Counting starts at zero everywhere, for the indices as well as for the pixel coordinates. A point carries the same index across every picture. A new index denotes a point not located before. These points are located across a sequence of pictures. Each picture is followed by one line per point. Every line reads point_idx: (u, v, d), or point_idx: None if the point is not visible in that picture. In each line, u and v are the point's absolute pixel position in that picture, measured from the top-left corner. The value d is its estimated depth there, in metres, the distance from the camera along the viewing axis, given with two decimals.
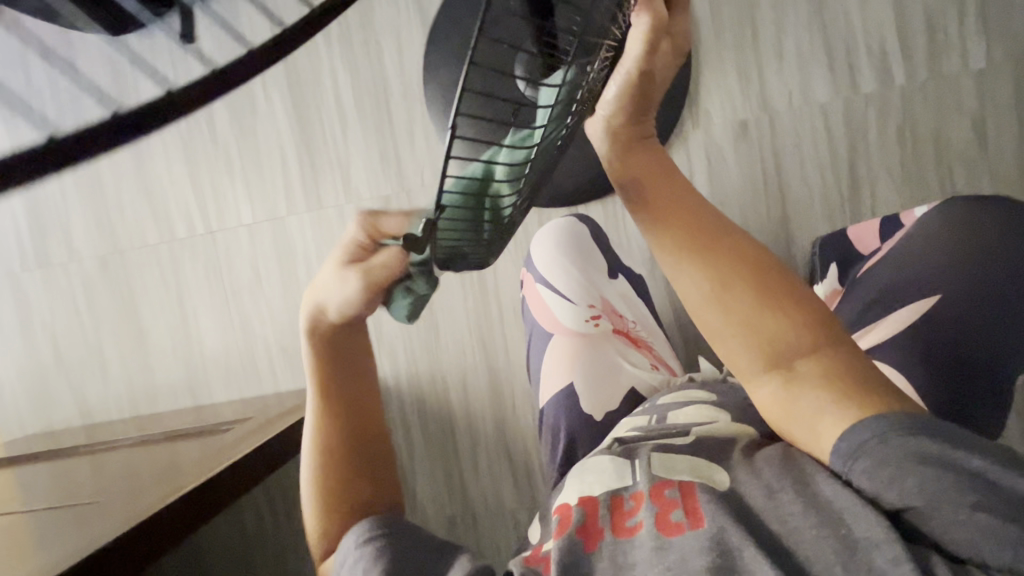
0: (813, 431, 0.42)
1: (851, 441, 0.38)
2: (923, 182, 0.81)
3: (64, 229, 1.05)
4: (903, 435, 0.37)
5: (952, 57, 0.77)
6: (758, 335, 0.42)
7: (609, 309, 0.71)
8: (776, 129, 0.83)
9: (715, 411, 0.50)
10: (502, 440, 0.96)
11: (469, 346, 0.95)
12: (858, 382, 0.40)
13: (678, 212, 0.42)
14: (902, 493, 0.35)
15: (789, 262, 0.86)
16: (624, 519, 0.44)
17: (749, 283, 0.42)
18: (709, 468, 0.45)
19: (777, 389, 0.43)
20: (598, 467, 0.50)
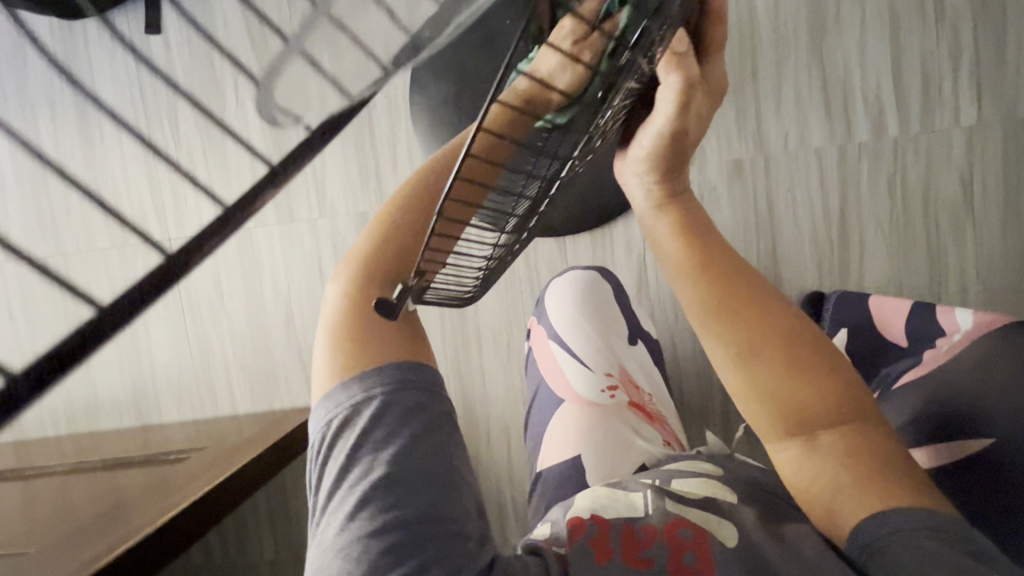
0: (832, 510, 0.38)
1: (864, 531, 0.35)
2: (911, 233, 0.81)
3: None
4: (922, 531, 0.34)
5: (944, 111, 0.77)
6: (784, 400, 0.39)
7: (626, 378, 0.70)
8: (770, 169, 0.81)
9: (724, 489, 0.47)
10: (474, 475, 0.92)
11: (444, 374, 0.90)
12: (882, 464, 0.37)
13: (713, 266, 0.42)
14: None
15: None
16: (636, 546, 0.39)
17: (772, 345, 0.39)
18: (722, 524, 0.42)
19: (795, 462, 0.39)
20: (608, 495, 0.46)
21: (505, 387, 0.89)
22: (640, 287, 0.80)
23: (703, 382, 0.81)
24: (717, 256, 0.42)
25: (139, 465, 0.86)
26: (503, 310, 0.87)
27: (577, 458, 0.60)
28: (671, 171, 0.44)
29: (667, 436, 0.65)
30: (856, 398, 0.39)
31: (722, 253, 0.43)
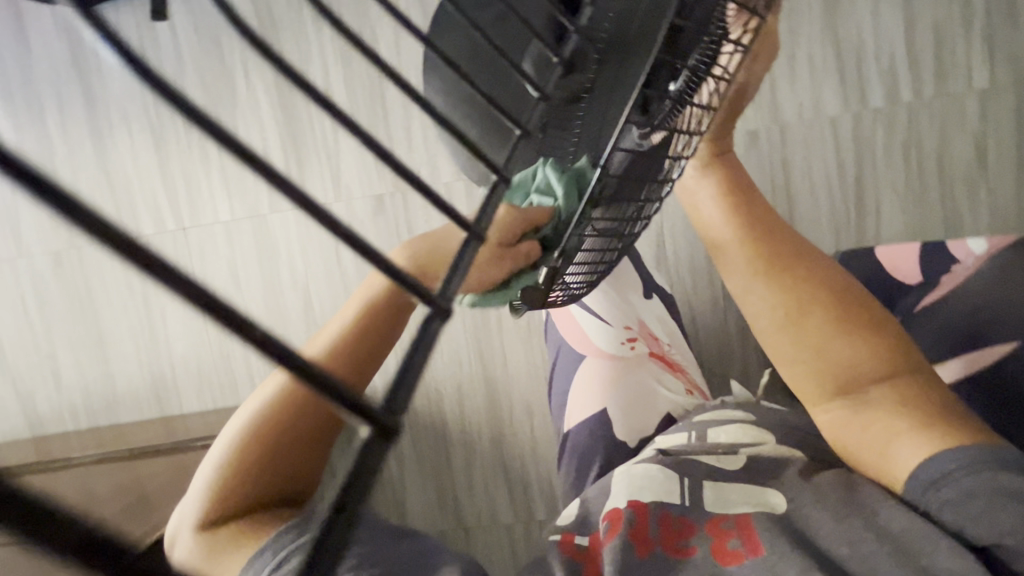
0: (886, 456, 0.37)
1: (928, 468, 0.34)
2: (926, 197, 0.81)
3: (14, 222, 0.95)
4: (990, 466, 0.32)
5: (958, 75, 0.78)
6: (828, 357, 0.40)
7: (644, 330, 0.63)
8: (785, 139, 0.82)
9: (763, 434, 0.47)
10: (498, 453, 0.92)
11: (465, 354, 0.90)
12: (939, 410, 0.37)
13: (755, 229, 0.43)
14: (991, 526, 0.31)
15: None
16: (677, 536, 0.38)
17: (825, 303, 0.41)
18: (767, 496, 0.39)
19: (846, 414, 0.40)
20: (645, 474, 0.44)
21: (526, 364, 0.89)
22: (660, 259, 0.81)
23: (725, 352, 0.81)
24: (758, 219, 0.44)
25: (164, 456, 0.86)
26: None
27: (604, 412, 0.57)
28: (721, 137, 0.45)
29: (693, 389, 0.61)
30: (904, 353, 0.40)
31: (768, 220, 0.44)
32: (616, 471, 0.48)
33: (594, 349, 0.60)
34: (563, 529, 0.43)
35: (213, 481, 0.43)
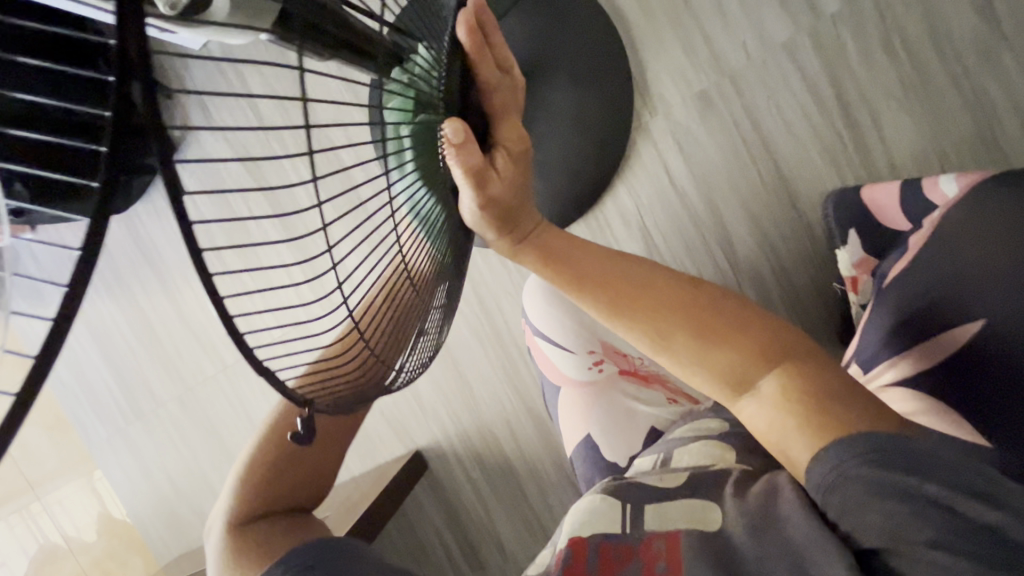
0: (789, 455, 0.44)
1: (819, 468, 0.40)
2: (933, 88, 0.69)
3: (145, 383, 1.19)
4: (859, 465, 0.39)
5: None
6: (712, 369, 0.46)
7: (609, 349, 0.76)
8: (741, 88, 0.74)
9: (710, 453, 0.58)
10: (564, 474, 0.96)
11: (503, 393, 0.95)
12: (813, 394, 0.43)
13: (615, 282, 0.49)
14: (866, 526, 0.38)
15: (803, 225, 0.77)
16: (612, 568, 0.48)
17: (693, 320, 0.47)
18: (705, 511, 0.50)
19: (747, 408, 0.46)
20: (591, 510, 0.54)
21: None
22: None
23: None
24: (599, 283, 0.49)
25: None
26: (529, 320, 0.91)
27: (591, 437, 0.70)
28: (513, 227, 0.48)
29: (670, 394, 0.74)
30: (777, 343, 0.46)
31: (631, 267, 0.50)
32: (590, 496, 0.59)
33: (569, 381, 0.73)
34: (546, 556, 0.56)
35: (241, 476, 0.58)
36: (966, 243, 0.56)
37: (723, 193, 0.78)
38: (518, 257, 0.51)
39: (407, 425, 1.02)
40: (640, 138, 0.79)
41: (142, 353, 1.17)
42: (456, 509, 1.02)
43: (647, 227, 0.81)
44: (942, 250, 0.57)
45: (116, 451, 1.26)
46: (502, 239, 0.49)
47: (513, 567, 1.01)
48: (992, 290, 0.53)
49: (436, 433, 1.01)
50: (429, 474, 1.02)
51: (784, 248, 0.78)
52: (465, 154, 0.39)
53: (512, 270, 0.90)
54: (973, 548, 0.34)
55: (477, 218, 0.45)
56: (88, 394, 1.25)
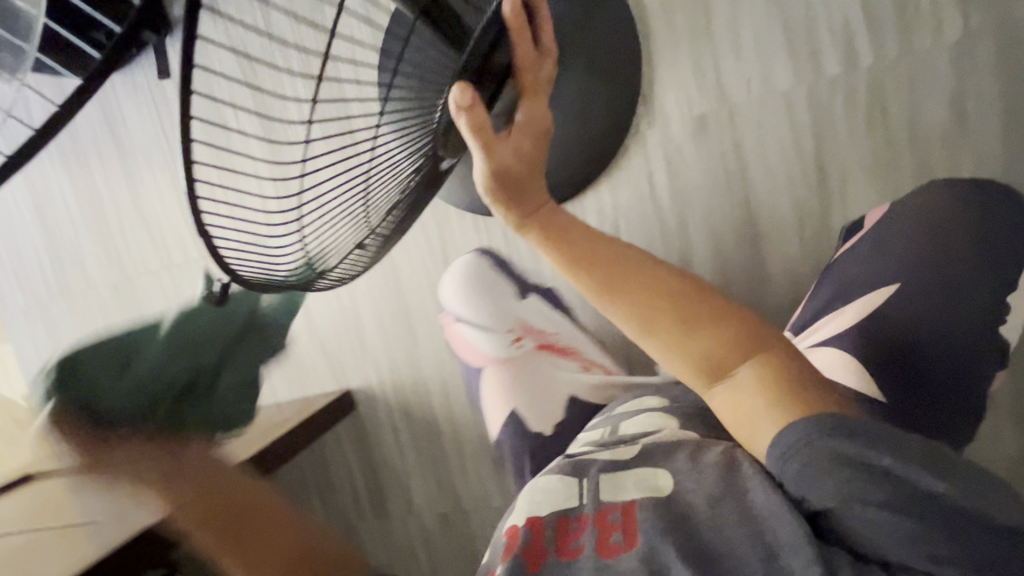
0: (752, 432, 0.46)
1: (791, 435, 0.41)
2: (897, 168, 0.76)
3: (79, 261, 1.14)
4: (824, 436, 0.40)
5: (924, 31, 0.71)
6: (692, 353, 0.47)
7: (528, 327, 0.79)
8: (736, 122, 0.79)
9: (658, 424, 0.60)
10: (485, 442, 0.99)
11: (446, 353, 0.98)
12: (777, 380, 0.45)
13: (600, 258, 0.50)
14: (831, 493, 0.39)
15: (758, 262, 0.83)
16: (569, 540, 0.47)
17: (673, 307, 0.47)
18: (656, 476, 0.50)
19: (719, 395, 0.47)
20: (547, 487, 0.53)
21: None
22: None
23: None
24: (589, 264, 0.49)
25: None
26: None
27: (514, 412, 0.74)
28: (518, 199, 0.50)
29: (585, 359, 0.80)
30: (759, 332, 0.47)
31: (623, 250, 0.51)
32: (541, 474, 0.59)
33: (490, 360, 0.77)
34: (495, 537, 0.54)
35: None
36: (920, 251, 0.61)
37: (695, 214, 0.82)
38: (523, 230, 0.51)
39: (345, 364, 1.03)
40: (634, 144, 0.83)
41: (84, 229, 1.12)
42: (373, 456, 1.04)
43: (620, 229, 0.85)
44: (900, 243, 0.63)
45: (31, 325, 1.21)
46: (508, 211, 0.50)
47: (414, 519, 1.04)
48: (925, 292, 0.58)
49: (371, 377, 1.02)
50: (355, 416, 1.04)
51: (736, 279, 0.83)
52: (472, 114, 0.42)
53: (484, 238, 0.92)
54: (924, 514, 0.36)
55: (484, 184, 0.48)
56: (14, 259, 1.18)
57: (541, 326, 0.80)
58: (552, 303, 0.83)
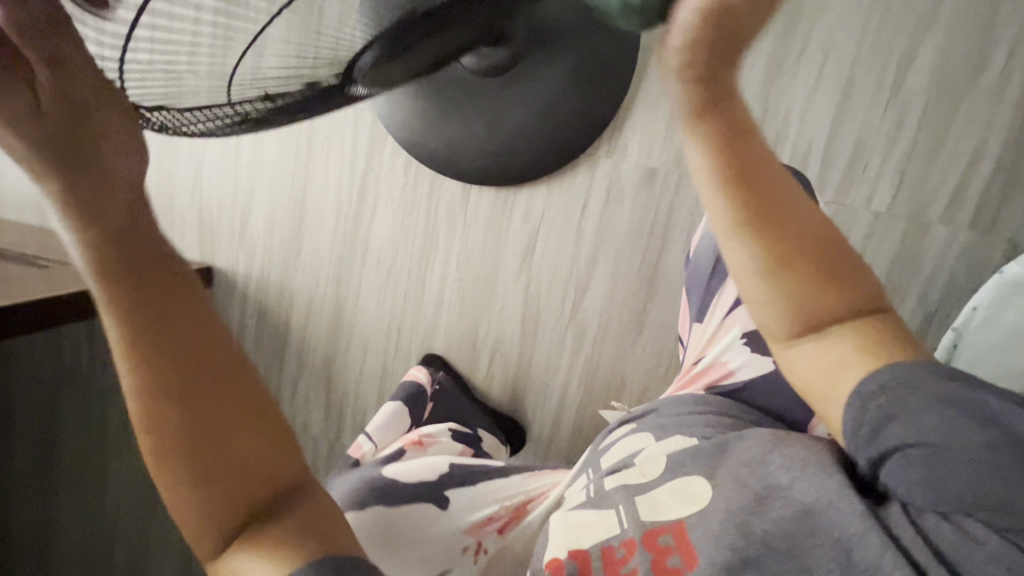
0: (833, 380, 0.41)
1: (869, 382, 0.38)
2: None
3: None
4: (904, 384, 0.37)
5: (860, 190, 0.77)
6: (797, 285, 0.41)
7: (475, 525, 0.56)
8: (680, 187, 0.81)
9: (635, 441, 0.52)
10: (326, 373, 0.97)
11: (324, 275, 0.94)
12: (897, 336, 0.40)
13: (747, 159, 0.41)
14: (915, 427, 0.35)
15: (640, 321, 0.85)
16: (618, 568, 0.42)
17: (802, 262, 0.41)
18: (689, 483, 0.43)
19: (801, 357, 0.42)
20: (583, 521, 0.48)
21: (376, 306, 0.93)
22: (523, 255, 0.87)
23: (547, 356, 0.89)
24: (757, 198, 0.41)
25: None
26: (391, 233, 0.90)
27: None
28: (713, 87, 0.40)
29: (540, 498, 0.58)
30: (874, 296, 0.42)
31: (769, 177, 0.42)
32: (553, 522, 0.50)
33: None
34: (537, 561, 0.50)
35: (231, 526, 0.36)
36: None
37: (607, 252, 0.84)
38: (683, 135, 0.42)
39: (216, 240, 0.96)
40: (585, 163, 0.83)
41: None
42: None
43: (537, 235, 0.86)
44: None
45: None
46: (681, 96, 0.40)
47: None
48: None
49: (239, 264, 0.96)
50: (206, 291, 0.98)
51: (615, 326, 0.86)
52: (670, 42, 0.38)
53: (408, 183, 0.88)
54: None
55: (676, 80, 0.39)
56: None
57: (484, 513, 0.56)
58: (471, 480, 0.59)
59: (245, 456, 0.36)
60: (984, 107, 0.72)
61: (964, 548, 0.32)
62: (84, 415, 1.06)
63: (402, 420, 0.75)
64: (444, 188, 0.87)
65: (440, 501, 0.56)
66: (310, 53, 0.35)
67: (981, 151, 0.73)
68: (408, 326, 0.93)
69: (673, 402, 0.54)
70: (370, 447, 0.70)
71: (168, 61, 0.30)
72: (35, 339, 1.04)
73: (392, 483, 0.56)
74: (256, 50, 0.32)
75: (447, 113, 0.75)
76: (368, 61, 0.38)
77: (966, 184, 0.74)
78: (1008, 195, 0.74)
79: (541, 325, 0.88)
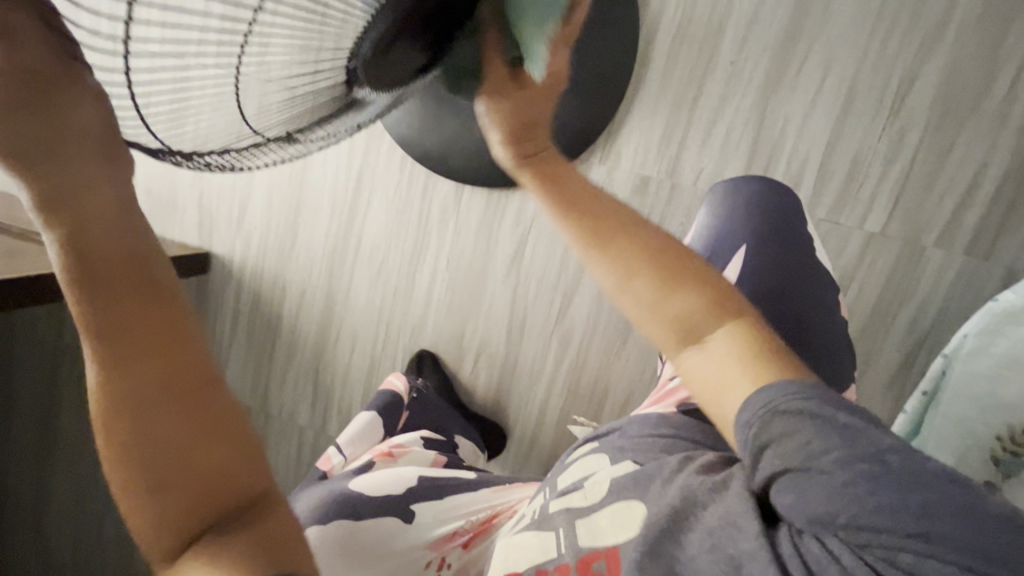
0: (721, 404, 0.38)
1: (750, 406, 0.34)
2: None
3: None
4: (788, 403, 0.33)
5: (854, 210, 0.76)
6: (664, 304, 0.40)
7: (438, 538, 0.54)
8: (671, 198, 0.81)
9: (592, 463, 0.51)
10: (314, 365, 0.98)
11: (317, 267, 0.95)
12: (768, 341, 0.38)
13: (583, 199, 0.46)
14: (787, 453, 0.33)
15: (625, 330, 0.85)
16: None
17: (660, 269, 0.41)
18: (627, 507, 0.43)
19: (693, 372, 0.39)
20: (524, 543, 0.47)
21: (367, 301, 0.94)
22: (513, 258, 0.87)
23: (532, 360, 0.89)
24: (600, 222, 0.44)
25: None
26: (385, 229, 0.91)
27: None
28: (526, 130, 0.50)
29: (508, 512, 0.56)
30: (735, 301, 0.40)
31: (611, 207, 0.45)
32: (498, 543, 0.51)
33: None
34: None
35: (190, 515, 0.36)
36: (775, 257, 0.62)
37: None
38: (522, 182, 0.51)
39: (214, 228, 0.98)
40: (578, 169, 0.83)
41: None
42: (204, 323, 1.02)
43: (527, 238, 0.86)
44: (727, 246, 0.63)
45: None
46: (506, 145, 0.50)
47: None
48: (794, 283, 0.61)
49: (235, 252, 0.98)
50: (202, 276, 1.00)
51: (600, 335, 0.86)
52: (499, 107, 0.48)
53: (402, 179, 0.88)
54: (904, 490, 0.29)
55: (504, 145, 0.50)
56: None
57: (449, 529, 0.55)
58: (437, 494, 0.58)
59: (202, 467, 0.35)
60: (987, 131, 0.71)
61: (821, 565, 0.31)
62: (80, 389, 1.09)
63: (376, 432, 0.75)
64: (438, 187, 0.87)
65: (406, 515, 0.55)
66: (315, 38, 0.32)
67: (982, 175, 0.72)
68: (397, 321, 0.94)
69: (638, 422, 0.54)
70: (340, 460, 0.71)
71: (178, 54, 0.27)
72: (38, 314, 1.07)
73: (355, 498, 0.56)
74: (257, 50, 0.30)
75: (443, 115, 0.77)
76: (367, 49, 0.35)
77: (965, 208, 0.73)
78: (1007, 222, 0.72)
79: (528, 328, 0.89)
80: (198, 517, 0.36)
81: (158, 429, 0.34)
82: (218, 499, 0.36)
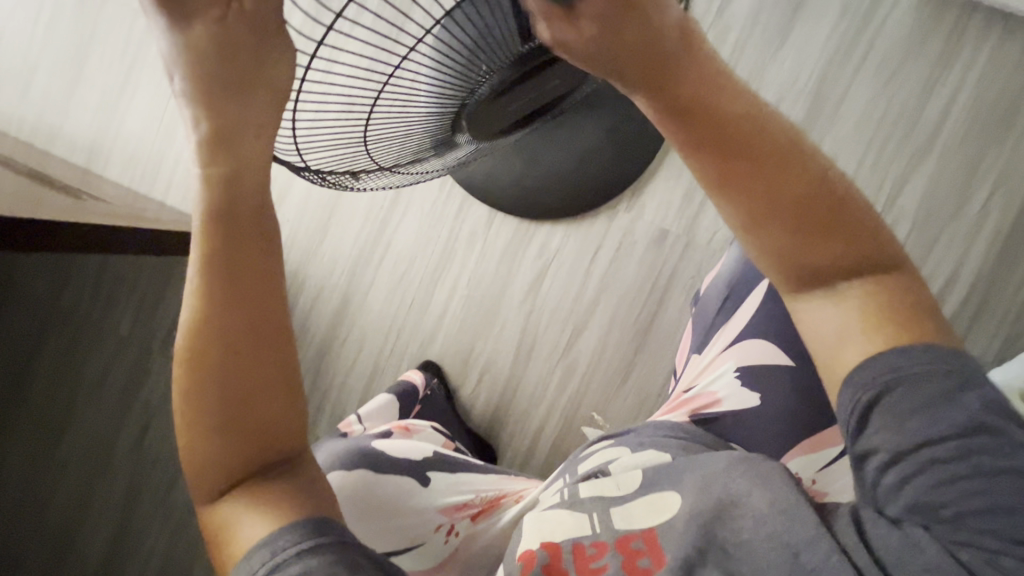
0: (833, 357, 0.39)
1: (865, 372, 0.37)
2: None
3: None
4: (911, 376, 0.36)
5: None
6: (801, 250, 0.37)
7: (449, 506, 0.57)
8: (686, 253, 0.88)
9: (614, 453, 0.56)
10: (317, 361, 0.99)
11: (340, 266, 0.98)
12: (900, 308, 0.38)
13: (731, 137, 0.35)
14: (899, 432, 0.36)
15: (628, 368, 0.90)
16: (588, 562, 0.45)
17: (789, 216, 0.36)
18: (662, 499, 0.47)
19: (821, 318, 0.39)
20: (555, 517, 0.49)
21: (383, 306, 0.97)
22: (533, 286, 0.92)
23: (535, 386, 0.92)
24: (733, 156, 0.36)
25: (17, 172, 0.88)
26: (415, 240, 0.95)
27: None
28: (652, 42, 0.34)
29: (514, 496, 0.60)
30: (876, 244, 0.38)
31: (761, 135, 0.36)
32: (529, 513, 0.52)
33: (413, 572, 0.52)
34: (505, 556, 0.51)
35: (237, 458, 0.40)
36: None
37: (610, 298, 0.90)
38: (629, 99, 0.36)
39: None
40: (605, 214, 0.90)
41: None
42: None
43: (550, 269, 0.92)
44: None
45: None
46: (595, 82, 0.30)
47: None
48: None
49: None
50: None
51: (604, 370, 0.90)
52: None
53: (440, 198, 0.95)
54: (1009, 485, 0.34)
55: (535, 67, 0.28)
56: None
57: (459, 499, 0.58)
58: (450, 467, 0.61)
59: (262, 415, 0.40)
60: (963, 238, 0.81)
61: (905, 554, 0.36)
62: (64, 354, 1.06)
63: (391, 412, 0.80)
64: (473, 210, 0.93)
65: (423, 478, 0.58)
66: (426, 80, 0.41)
67: (957, 274, 0.81)
68: (408, 331, 0.96)
69: (654, 426, 0.59)
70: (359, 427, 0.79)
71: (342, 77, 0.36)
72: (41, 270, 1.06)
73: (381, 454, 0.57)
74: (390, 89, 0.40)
75: None
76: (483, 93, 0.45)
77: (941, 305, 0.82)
78: (976, 321, 0.81)
79: (534, 354, 0.92)
80: (245, 458, 0.40)
81: (234, 375, 0.40)
82: (263, 449, 0.41)
